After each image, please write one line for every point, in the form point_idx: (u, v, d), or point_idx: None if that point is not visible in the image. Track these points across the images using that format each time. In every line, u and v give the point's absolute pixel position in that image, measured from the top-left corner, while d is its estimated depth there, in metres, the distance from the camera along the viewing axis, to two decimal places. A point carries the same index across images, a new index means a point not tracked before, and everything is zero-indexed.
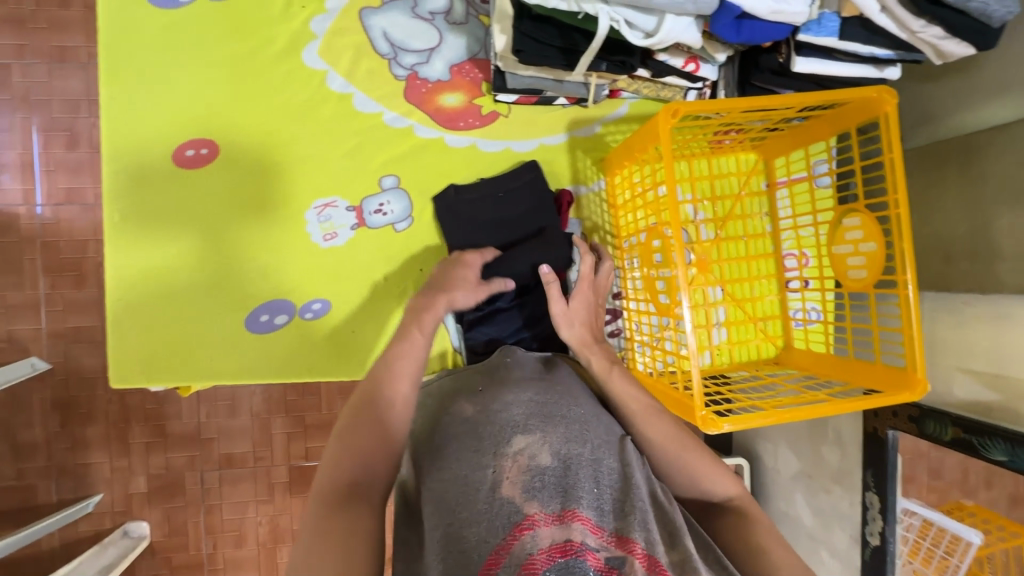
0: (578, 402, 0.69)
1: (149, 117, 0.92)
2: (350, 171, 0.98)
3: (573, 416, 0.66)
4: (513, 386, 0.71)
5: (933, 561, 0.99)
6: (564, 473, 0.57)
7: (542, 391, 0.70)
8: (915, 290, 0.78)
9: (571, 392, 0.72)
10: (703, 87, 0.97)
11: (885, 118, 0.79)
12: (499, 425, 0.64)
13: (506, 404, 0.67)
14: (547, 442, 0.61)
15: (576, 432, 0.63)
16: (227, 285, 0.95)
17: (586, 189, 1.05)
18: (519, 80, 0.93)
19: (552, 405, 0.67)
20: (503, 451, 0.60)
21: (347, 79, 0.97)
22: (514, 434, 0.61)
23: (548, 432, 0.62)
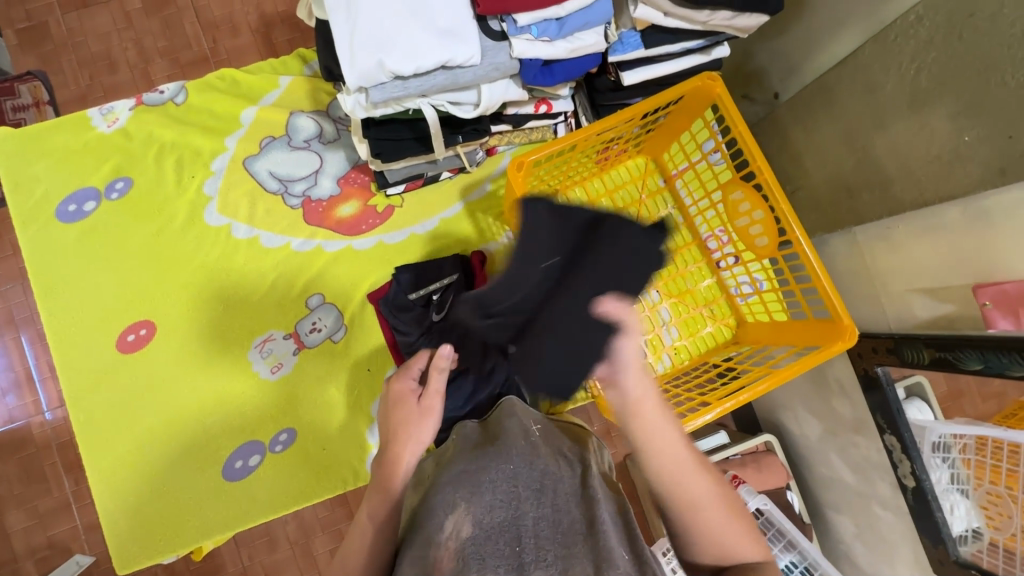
0: (511, 454, 0.60)
1: (89, 318, 1.01)
2: (278, 303, 1.04)
3: (502, 473, 0.57)
4: (449, 460, 0.63)
5: (996, 473, 0.85)
6: (482, 550, 0.48)
7: (471, 457, 0.61)
8: (810, 243, 0.80)
9: (512, 449, 0.63)
10: (566, 119, 1.02)
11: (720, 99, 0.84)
12: (422, 505, 0.55)
13: (440, 475, 0.59)
14: (472, 512, 0.52)
15: (504, 494, 0.54)
16: (197, 444, 1.00)
17: (496, 245, 1.08)
18: (397, 172, 0.99)
19: (481, 470, 0.57)
20: (431, 543, 0.49)
21: (249, 224, 1.04)
22: (437, 520, 0.51)
23: (475, 502, 0.53)
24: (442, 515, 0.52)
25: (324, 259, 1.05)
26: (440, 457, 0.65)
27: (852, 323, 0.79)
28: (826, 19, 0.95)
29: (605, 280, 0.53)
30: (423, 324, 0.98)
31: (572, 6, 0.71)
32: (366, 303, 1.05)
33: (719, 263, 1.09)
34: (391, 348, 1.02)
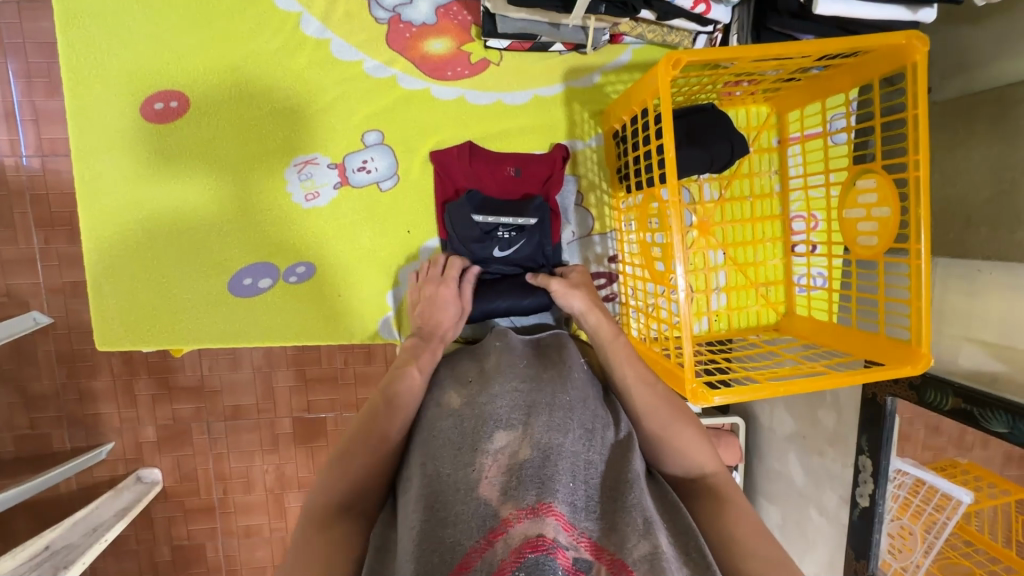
0: (565, 388, 0.70)
1: (111, 65, 0.86)
2: (331, 125, 0.92)
3: (558, 405, 0.67)
4: (501, 376, 0.71)
5: (921, 516, 1.00)
6: (543, 464, 0.58)
7: (529, 381, 0.71)
8: (929, 262, 0.73)
9: (560, 378, 0.72)
10: (714, 32, 0.87)
11: (913, 68, 0.72)
12: (482, 418, 0.64)
13: (494, 380, 0.70)
14: (528, 437, 0.62)
15: (560, 423, 0.64)
16: (206, 247, 0.92)
17: (582, 144, 0.97)
18: (511, 23, 0.84)
19: (538, 395, 0.68)
20: (482, 448, 0.61)
21: (324, 23, 0.89)
22: (494, 429, 0.63)
23: (530, 425, 0.63)
24: (496, 426, 0.63)
25: (397, 95, 0.92)
26: (499, 366, 0.74)
27: (930, 353, 0.75)
28: None
29: (712, 151, 0.88)
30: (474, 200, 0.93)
31: None
32: (428, 162, 0.94)
33: (795, 247, 1.01)
34: (439, 216, 0.95)
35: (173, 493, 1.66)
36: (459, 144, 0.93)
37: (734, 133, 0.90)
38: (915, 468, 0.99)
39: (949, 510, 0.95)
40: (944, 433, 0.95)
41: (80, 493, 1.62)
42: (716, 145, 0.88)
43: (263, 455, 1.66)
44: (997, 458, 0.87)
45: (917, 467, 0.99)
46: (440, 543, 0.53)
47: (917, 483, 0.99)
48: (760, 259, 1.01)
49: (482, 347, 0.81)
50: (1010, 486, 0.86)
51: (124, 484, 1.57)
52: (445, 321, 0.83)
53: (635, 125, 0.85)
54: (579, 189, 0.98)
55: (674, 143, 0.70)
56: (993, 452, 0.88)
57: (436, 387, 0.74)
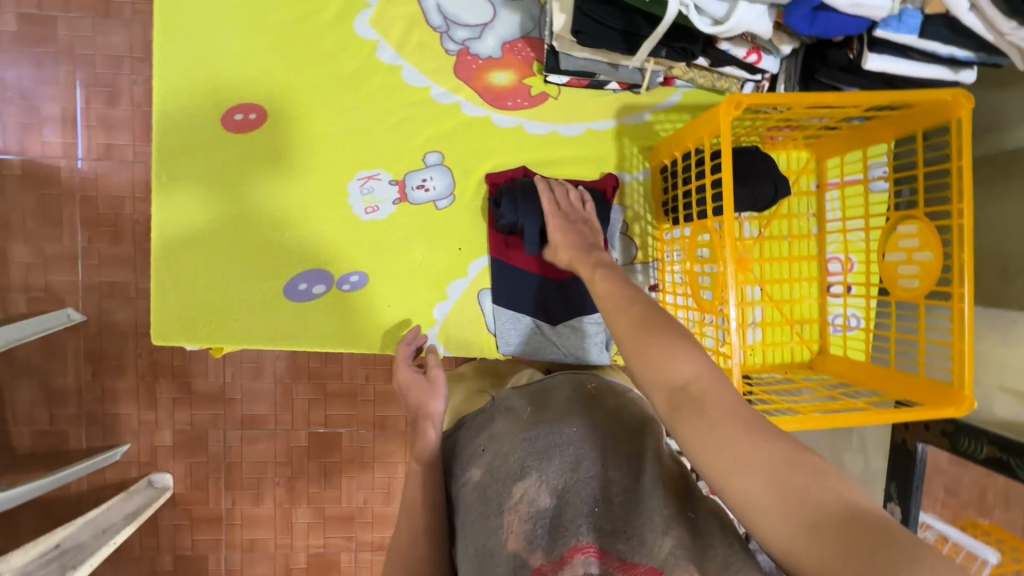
0: (569, 418, 0.73)
1: (197, 79, 0.92)
2: (394, 144, 0.97)
3: (563, 442, 0.69)
4: (507, 430, 0.74)
5: None
6: (562, 514, 0.63)
7: (534, 422, 0.73)
8: (972, 306, 0.76)
9: (560, 415, 0.73)
10: (762, 79, 0.94)
11: (957, 123, 0.76)
12: (499, 478, 0.68)
13: (503, 433, 0.74)
14: (542, 484, 0.65)
15: (568, 461, 0.67)
16: (265, 251, 0.96)
17: (630, 176, 1.02)
18: (574, 61, 0.91)
19: (542, 436, 0.70)
20: (506, 506, 0.65)
21: (398, 51, 0.95)
22: (511, 483, 0.66)
23: (543, 471, 0.66)
24: (512, 480, 0.67)
25: (459, 120, 0.98)
26: (507, 413, 0.77)
27: (972, 395, 0.77)
28: None
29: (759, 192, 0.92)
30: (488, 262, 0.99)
31: None
32: (482, 184, 0.99)
33: (832, 288, 1.04)
34: (490, 235, 0.99)
35: (181, 500, 1.65)
36: (516, 168, 0.98)
37: (778, 174, 0.94)
38: (939, 522, 1.01)
39: (975, 566, 0.99)
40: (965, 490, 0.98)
41: (89, 494, 1.62)
42: (763, 184, 0.92)
43: (276, 467, 1.66)
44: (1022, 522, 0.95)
45: (939, 521, 1.02)
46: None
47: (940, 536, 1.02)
48: (796, 297, 1.04)
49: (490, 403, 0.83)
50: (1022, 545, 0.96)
51: (135, 488, 1.57)
52: (427, 399, 0.86)
53: (687, 160, 0.89)
54: (624, 219, 1.02)
55: (732, 178, 0.74)
56: (1015, 515, 0.95)
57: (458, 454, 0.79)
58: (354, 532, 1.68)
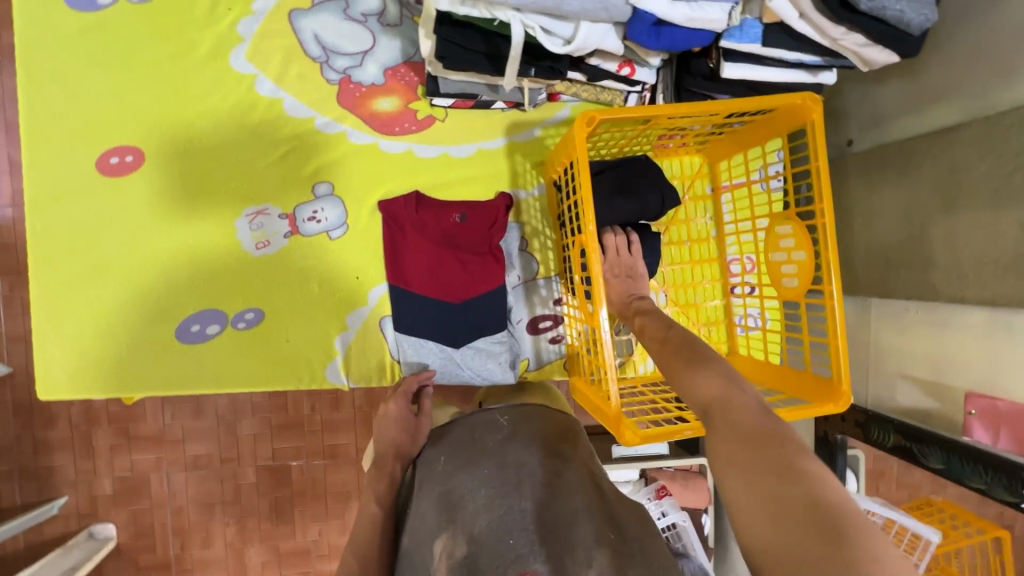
0: (482, 457, 0.68)
1: (71, 124, 0.90)
2: (284, 177, 0.96)
3: (479, 481, 0.65)
4: (432, 481, 0.70)
5: None
6: (477, 557, 0.57)
7: (451, 469, 0.69)
8: (841, 303, 0.77)
9: (480, 448, 0.70)
10: (643, 91, 0.94)
11: (812, 125, 0.78)
12: (425, 536, 0.65)
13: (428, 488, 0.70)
14: (460, 533, 0.61)
15: (483, 498, 0.63)
16: (158, 293, 0.93)
17: (525, 193, 1.02)
18: (452, 84, 0.91)
19: (458, 482, 0.67)
20: (433, 568, 0.61)
21: (277, 83, 0.94)
22: (433, 542, 0.62)
23: (459, 522, 0.62)
24: (434, 539, 0.63)
25: (347, 150, 0.97)
26: (432, 466, 0.73)
27: (850, 391, 0.78)
28: (931, 81, 0.90)
29: (643, 202, 0.93)
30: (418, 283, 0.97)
31: None
32: (376, 211, 0.98)
33: (734, 289, 1.05)
34: (387, 261, 0.97)
35: (126, 550, 1.59)
36: (408, 192, 0.98)
37: (664, 182, 0.95)
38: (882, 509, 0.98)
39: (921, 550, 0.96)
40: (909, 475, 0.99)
41: (26, 553, 1.55)
42: (647, 194, 0.93)
43: (224, 507, 1.61)
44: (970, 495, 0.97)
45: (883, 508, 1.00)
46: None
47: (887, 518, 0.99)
48: (699, 301, 1.05)
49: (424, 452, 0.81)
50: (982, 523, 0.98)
51: (75, 541, 1.51)
52: (402, 442, 0.81)
53: (569, 176, 0.90)
54: (523, 235, 1.02)
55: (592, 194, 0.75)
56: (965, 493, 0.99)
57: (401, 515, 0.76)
58: (309, 565, 1.64)
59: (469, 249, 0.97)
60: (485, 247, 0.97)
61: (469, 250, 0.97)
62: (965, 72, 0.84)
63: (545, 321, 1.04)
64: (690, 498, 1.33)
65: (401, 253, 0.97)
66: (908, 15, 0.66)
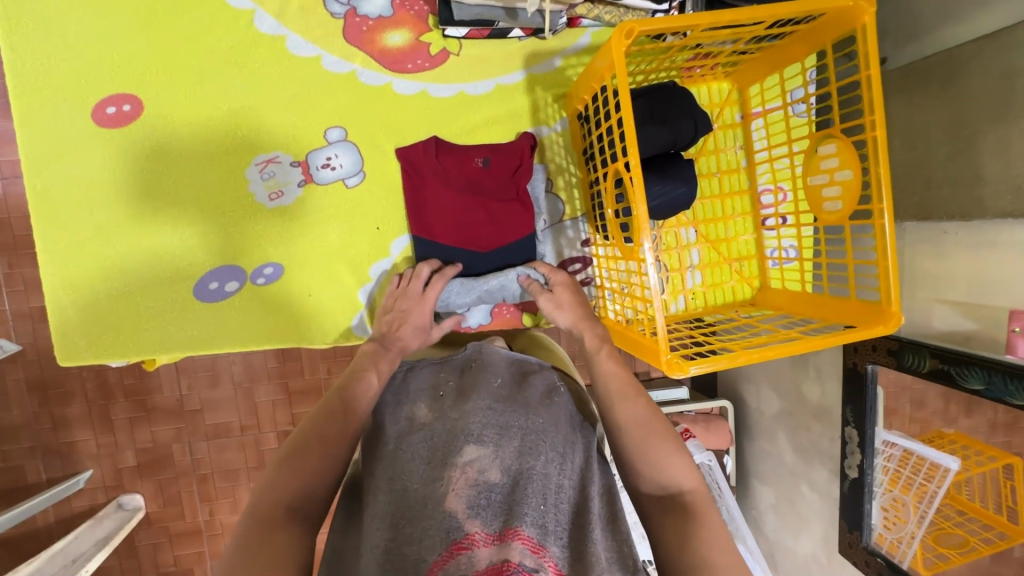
0: (537, 412, 0.69)
1: (60, 72, 0.84)
2: (292, 122, 0.90)
3: (530, 427, 0.66)
4: (475, 395, 0.70)
5: (911, 488, 1.00)
6: (512, 490, 0.58)
7: (504, 399, 0.70)
8: (892, 220, 0.74)
9: (532, 402, 0.71)
10: (671, 9, 0.87)
11: (863, 30, 0.72)
12: (454, 432, 0.63)
13: (467, 398, 0.70)
14: (499, 457, 0.61)
15: (531, 443, 0.64)
16: (171, 252, 0.89)
17: (547, 130, 0.97)
18: (467, 10, 0.84)
19: (511, 413, 0.67)
20: (451, 462, 0.60)
21: (278, 20, 0.87)
22: (465, 444, 0.61)
23: (503, 447, 0.62)
24: (466, 440, 0.62)
25: (358, 91, 0.90)
26: (478, 383, 0.74)
27: (899, 311, 0.76)
28: None
29: (677, 129, 0.88)
30: (449, 230, 0.93)
31: None
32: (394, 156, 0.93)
33: (766, 221, 1.02)
34: (410, 209, 0.93)
35: (155, 518, 1.60)
36: (428, 138, 0.93)
37: (696, 108, 0.91)
38: (903, 439, 1.00)
39: (938, 478, 0.95)
40: (927, 406, 0.96)
41: (58, 525, 1.57)
42: (680, 121, 0.88)
43: (248, 472, 1.62)
44: (981, 427, 0.88)
45: (905, 438, 1.00)
46: (404, 560, 0.53)
47: (903, 458, 1.01)
48: (731, 235, 1.02)
49: (458, 359, 0.81)
50: (996, 452, 0.87)
51: (104, 512, 1.52)
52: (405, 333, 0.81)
53: (597, 104, 0.85)
54: (547, 174, 0.97)
55: (633, 112, 0.70)
56: (977, 421, 0.89)
57: (402, 398, 0.74)
58: None
59: (493, 195, 0.93)
60: (512, 192, 0.93)
61: (495, 195, 0.93)
62: None
63: (574, 265, 1.01)
64: (714, 438, 1.34)
65: (424, 203, 0.93)
66: None
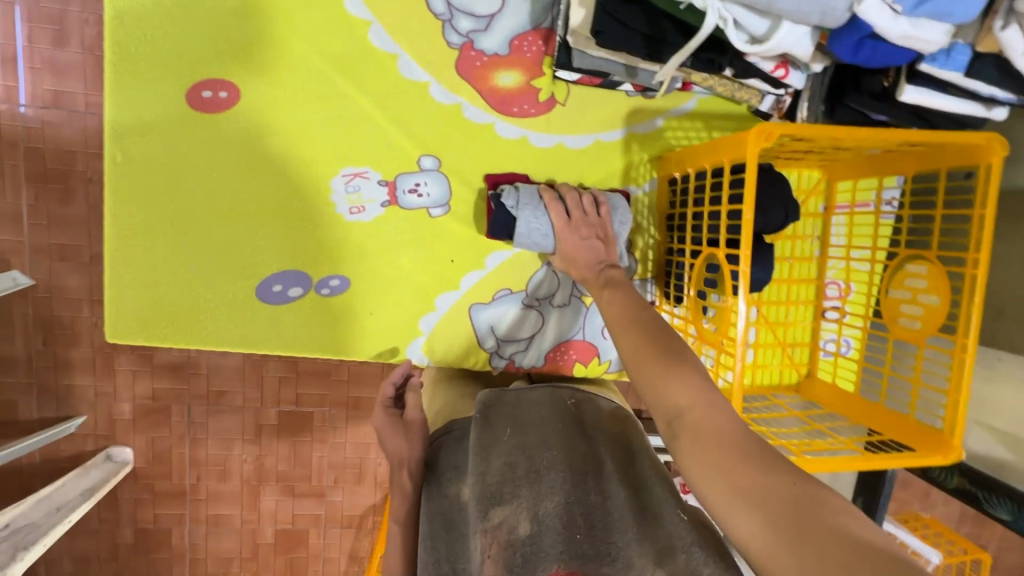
0: (547, 444, 0.70)
1: (163, 44, 0.80)
2: (387, 140, 0.87)
3: (542, 464, 0.67)
4: (492, 444, 0.72)
5: None
6: (539, 544, 0.60)
7: (517, 438, 0.71)
8: (973, 358, 0.75)
9: (541, 432, 0.72)
10: (784, 95, 0.86)
11: (986, 168, 0.73)
12: (479, 494, 0.66)
13: (479, 451, 0.71)
14: (524, 511, 0.63)
15: (548, 483, 0.65)
16: (238, 248, 0.87)
17: (636, 190, 0.95)
18: (588, 59, 0.82)
19: (524, 456, 0.68)
20: (481, 528, 0.63)
21: (395, 37, 0.84)
22: (491, 506, 0.64)
23: (523, 496, 0.64)
24: (492, 503, 0.64)
25: (457, 120, 0.88)
26: (488, 426, 0.75)
27: (961, 445, 0.77)
28: None
29: (769, 217, 0.88)
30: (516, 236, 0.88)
31: None
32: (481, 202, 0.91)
33: (827, 314, 1.02)
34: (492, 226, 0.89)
35: (143, 475, 1.41)
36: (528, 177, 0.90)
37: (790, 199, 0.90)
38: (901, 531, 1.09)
39: (923, 568, 1.07)
40: None
41: (41, 465, 1.37)
42: (773, 210, 0.88)
43: (244, 444, 1.44)
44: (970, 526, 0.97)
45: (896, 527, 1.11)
46: None
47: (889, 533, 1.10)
48: (791, 320, 1.02)
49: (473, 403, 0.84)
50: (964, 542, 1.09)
51: (92, 462, 1.33)
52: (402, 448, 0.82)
53: (701, 181, 0.84)
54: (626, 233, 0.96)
55: (754, 209, 0.70)
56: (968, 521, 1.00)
57: (438, 469, 0.79)
58: (324, 510, 1.48)
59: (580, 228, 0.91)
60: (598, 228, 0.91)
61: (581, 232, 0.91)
62: None
63: None
64: None
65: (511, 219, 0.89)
66: None
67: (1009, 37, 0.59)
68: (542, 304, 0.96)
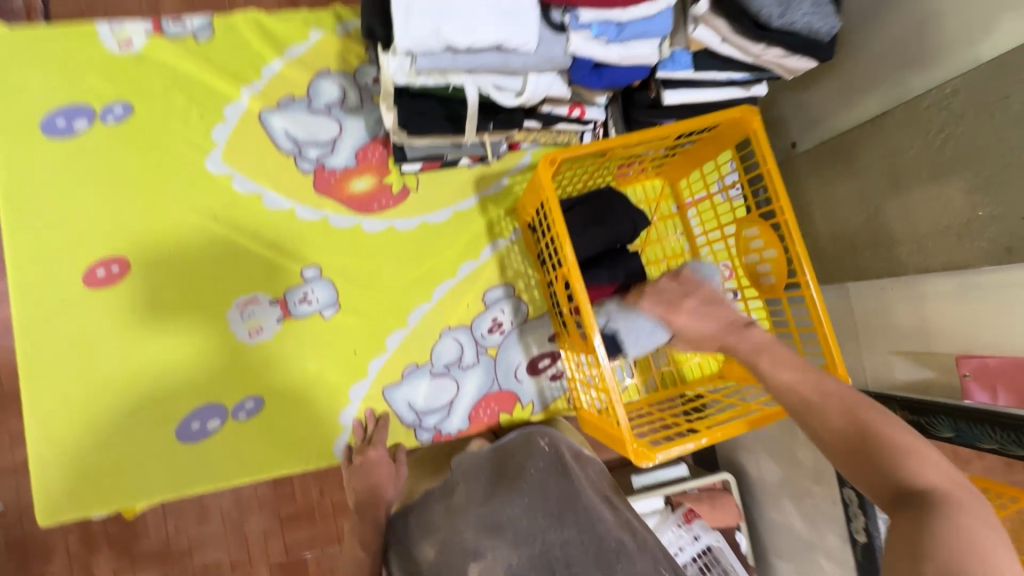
0: (523, 489, 0.75)
1: (57, 242, 0.92)
2: (269, 265, 0.98)
3: (519, 513, 0.72)
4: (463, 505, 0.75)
5: None
6: None
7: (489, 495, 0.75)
8: (818, 289, 0.81)
9: (519, 481, 0.76)
10: (595, 127, 1.00)
11: (755, 133, 0.84)
12: (456, 553, 0.69)
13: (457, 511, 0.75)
14: (503, 561, 0.67)
15: (526, 531, 0.70)
16: (153, 399, 0.93)
17: (503, 242, 1.06)
18: (418, 149, 0.95)
19: (494, 509, 0.73)
20: None
21: (255, 179, 0.98)
22: (468, 563, 0.67)
23: (498, 548, 0.68)
24: (468, 559, 0.68)
25: (327, 229, 1.00)
26: (461, 485, 0.79)
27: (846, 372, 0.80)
28: (852, 80, 0.97)
29: (617, 231, 0.97)
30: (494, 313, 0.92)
31: (635, 13, 0.71)
32: (369, 292, 1.00)
33: None
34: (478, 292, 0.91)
35: None
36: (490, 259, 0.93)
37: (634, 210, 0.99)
38: None
39: None
40: None
41: None
42: (620, 223, 0.97)
43: None
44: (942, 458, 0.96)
45: None
46: None
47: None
48: None
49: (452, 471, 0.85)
50: (1017, 493, 0.83)
51: None
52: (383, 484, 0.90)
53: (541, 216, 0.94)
54: (507, 280, 1.05)
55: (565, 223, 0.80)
56: None
57: (404, 538, 0.79)
58: None
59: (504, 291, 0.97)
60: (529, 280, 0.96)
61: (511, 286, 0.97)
62: (884, 67, 0.91)
63: (543, 360, 1.05)
64: (722, 516, 1.31)
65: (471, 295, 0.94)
66: (816, 26, 0.73)
67: (702, 33, 0.74)
68: (453, 369, 1.01)
